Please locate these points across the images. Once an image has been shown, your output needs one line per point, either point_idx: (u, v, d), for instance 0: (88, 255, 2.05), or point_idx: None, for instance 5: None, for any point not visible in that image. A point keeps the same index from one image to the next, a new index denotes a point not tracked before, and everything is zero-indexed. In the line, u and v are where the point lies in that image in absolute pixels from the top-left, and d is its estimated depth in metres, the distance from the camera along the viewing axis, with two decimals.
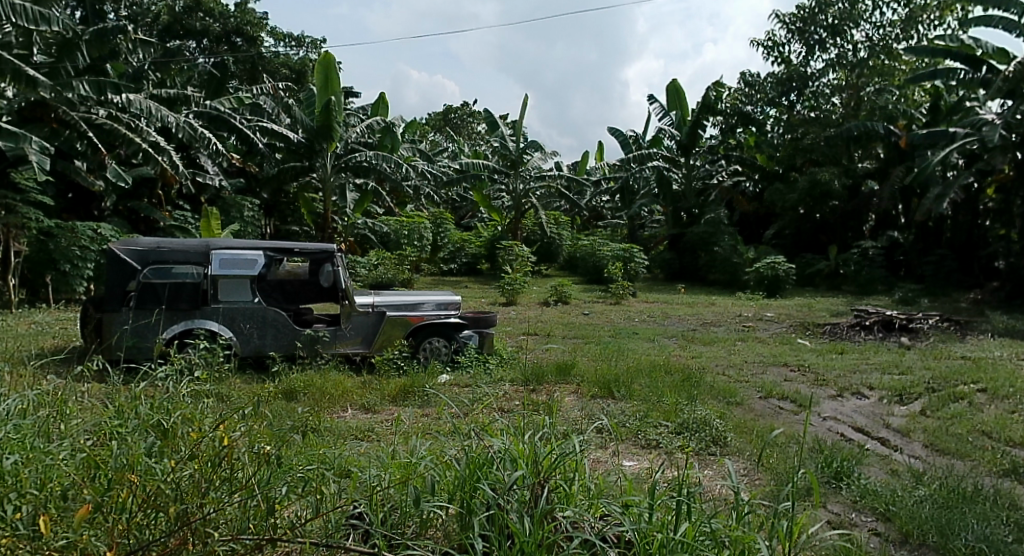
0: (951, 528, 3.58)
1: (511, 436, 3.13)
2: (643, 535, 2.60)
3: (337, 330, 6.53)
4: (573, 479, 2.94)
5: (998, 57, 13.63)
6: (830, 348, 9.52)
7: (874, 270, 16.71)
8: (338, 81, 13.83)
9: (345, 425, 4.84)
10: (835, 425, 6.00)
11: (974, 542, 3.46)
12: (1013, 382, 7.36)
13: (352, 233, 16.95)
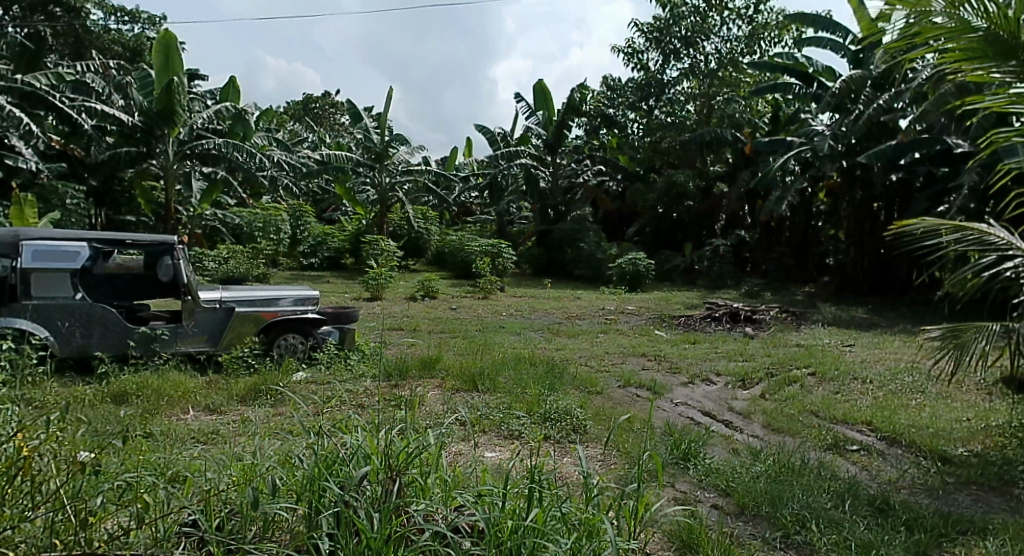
0: (781, 498, 3.56)
1: (363, 430, 2.88)
2: (493, 524, 2.42)
3: (177, 327, 6.03)
4: (430, 472, 2.73)
5: (826, 74, 14.52)
6: (684, 338, 9.94)
7: (724, 266, 17.69)
8: (180, 63, 12.95)
9: (185, 428, 4.46)
10: (685, 410, 6.19)
11: (800, 510, 3.45)
12: (837, 365, 7.98)
13: (198, 225, 15.98)
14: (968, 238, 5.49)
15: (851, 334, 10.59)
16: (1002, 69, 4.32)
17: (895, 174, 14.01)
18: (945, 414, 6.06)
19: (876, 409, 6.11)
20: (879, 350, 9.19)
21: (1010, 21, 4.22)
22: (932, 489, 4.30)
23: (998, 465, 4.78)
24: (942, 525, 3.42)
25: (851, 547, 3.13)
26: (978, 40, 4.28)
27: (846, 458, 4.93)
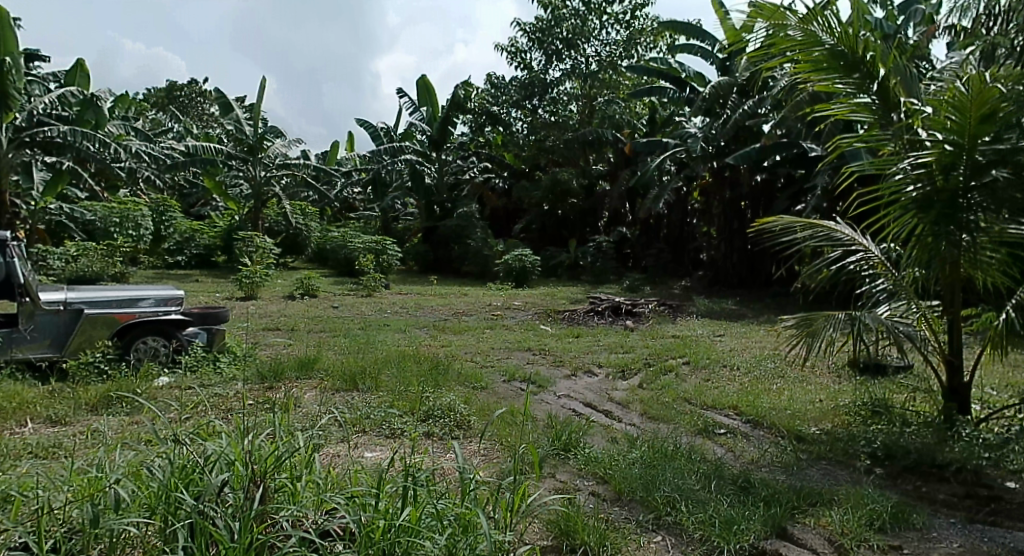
0: (654, 482, 3.71)
1: (227, 436, 2.76)
2: (365, 526, 2.39)
3: (12, 332, 5.59)
4: (300, 476, 2.65)
5: (697, 80, 15.21)
6: (568, 332, 10.17)
7: (607, 262, 18.23)
8: (14, 42, 11.78)
9: (23, 443, 4.12)
10: (567, 402, 6.33)
11: (670, 493, 3.60)
12: (709, 354, 8.42)
13: (42, 218, 14.83)
14: (819, 234, 5.94)
15: (722, 325, 11.16)
16: (845, 79, 5.33)
17: (759, 175, 14.92)
18: (802, 396, 6.51)
19: (742, 394, 6.48)
20: (745, 339, 9.76)
21: (851, 39, 5.25)
22: (790, 466, 4.61)
23: (845, 442, 5.20)
24: (797, 498, 3.69)
25: (716, 524, 3.30)
26: (824, 52, 5.27)
27: (715, 441, 5.20)
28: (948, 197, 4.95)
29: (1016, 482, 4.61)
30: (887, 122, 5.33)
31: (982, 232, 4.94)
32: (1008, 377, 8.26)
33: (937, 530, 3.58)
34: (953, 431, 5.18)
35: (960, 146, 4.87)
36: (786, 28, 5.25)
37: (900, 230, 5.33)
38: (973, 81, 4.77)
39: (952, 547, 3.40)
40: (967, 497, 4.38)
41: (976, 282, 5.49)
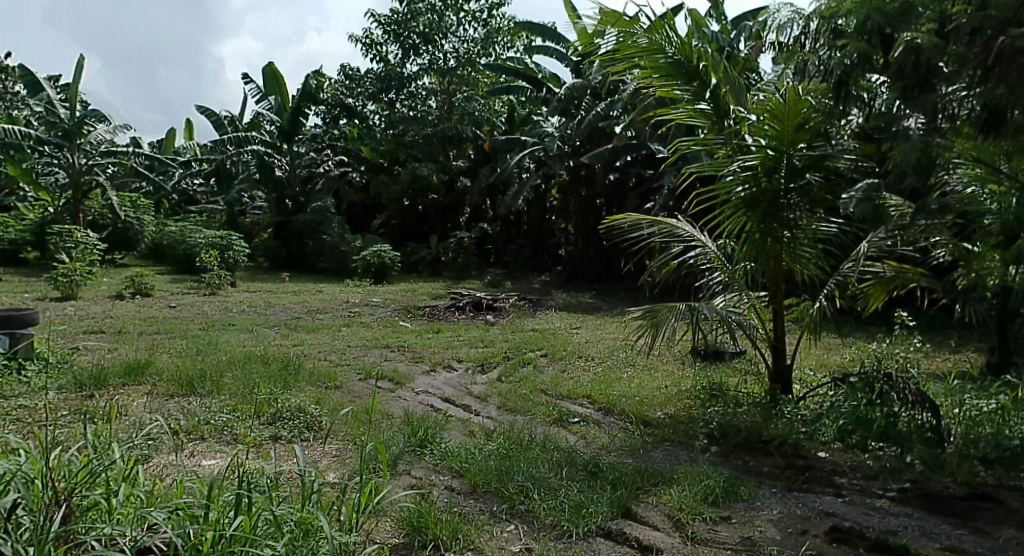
0: (507, 472, 3.75)
1: (27, 453, 2.50)
2: (191, 538, 2.24)
3: None
4: (116, 491, 2.45)
5: (553, 80, 15.52)
6: (427, 328, 10.10)
7: (468, 258, 18.30)
8: None
9: None
10: (426, 398, 6.27)
11: (524, 482, 3.65)
12: (565, 346, 8.64)
13: None
14: (663, 231, 6.22)
15: (579, 317, 11.50)
16: (681, 87, 5.71)
17: (611, 174, 15.45)
18: (649, 383, 6.83)
19: (595, 383, 6.69)
20: (598, 331, 10.10)
21: (686, 49, 5.63)
22: (637, 449, 4.81)
23: (685, 423, 5.52)
24: (640, 478, 3.85)
25: (565, 509, 3.39)
26: (665, 61, 5.62)
27: (568, 429, 5.33)
28: (770, 198, 5.55)
29: (828, 452, 5.07)
30: (719, 127, 5.76)
31: (799, 231, 5.68)
32: (824, 359, 9.16)
33: (762, 499, 3.87)
34: (775, 409, 5.74)
35: (779, 151, 5.45)
36: (635, 36, 5.53)
37: (731, 227, 5.88)
38: (789, 92, 5.34)
39: (774, 513, 3.68)
40: (787, 468, 4.75)
41: (796, 274, 6.01)
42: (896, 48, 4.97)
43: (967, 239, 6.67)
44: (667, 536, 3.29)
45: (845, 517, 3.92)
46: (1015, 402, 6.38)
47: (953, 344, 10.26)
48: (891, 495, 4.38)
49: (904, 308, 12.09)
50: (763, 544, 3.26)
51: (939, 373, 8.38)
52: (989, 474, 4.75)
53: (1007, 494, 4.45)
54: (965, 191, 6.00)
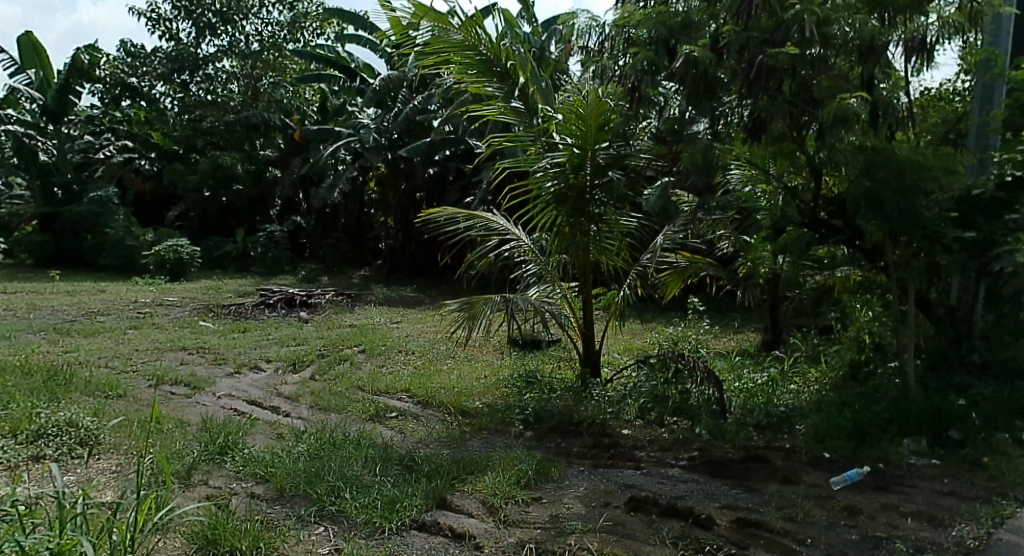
0: (317, 473, 3.68)
1: None
2: None
3: None
4: None
5: (366, 71, 15.44)
6: (233, 327, 9.59)
7: (280, 252, 17.58)
8: None
9: None
10: (229, 402, 5.96)
11: (335, 482, 3.60)
12: (384, 341, 8.59)
13: None
14: (479, 225, 6.39)
15: (398, 311, 11.44)
16: (493, 84, 5.85)
17: (430, 169, 15.50)
18: (468, 374, 6.98)
19: (414, 377, 6.71)
20: (417, 324, 10.13)
21: (496, 48, 5.81)
22: (453, 440, 4.89)
23: (502, 411, 5.71)
24: (453, 469, 3.92)
25: (378, 506, 3.38)
26: (474, 57, 5.75)
27: (385, 424, 5.31)
28: (577, 194, 5.85)
29: (631, 429, 5.49)
30: (528, 124, 5.98)
31: (604, 224, 6.05)
32: (628, 344, 9.87)
33: (570, 478, 4.10)
34: (585, 392, 6.11)
35: (583, 150, 5.76)
36: (449, 32, 5.63)
37: (543, 221, 6.16)
38: (591, 94, 5.65)
39: (580, 490, 3.91)
40: (594, 446, 5.06)
41: (601, 265, 6.40)
42: (680, 59, 5.56)
43: (746, 231, 7.46)
44: (480, 522, 3.38)
45: (642, 487, 4.25)
46: (785, 374, 7.27)
47: (737, 325, 11.44)
48: (682, 464, 4.81)
49: (696, 294, 13.29)
50: (568, 521, 3.45)
51: (725, 352, 9.32)
52: (762, 439, 5.38)
53: (774, 455, 5.08)
54: (743, 190, 6.65)
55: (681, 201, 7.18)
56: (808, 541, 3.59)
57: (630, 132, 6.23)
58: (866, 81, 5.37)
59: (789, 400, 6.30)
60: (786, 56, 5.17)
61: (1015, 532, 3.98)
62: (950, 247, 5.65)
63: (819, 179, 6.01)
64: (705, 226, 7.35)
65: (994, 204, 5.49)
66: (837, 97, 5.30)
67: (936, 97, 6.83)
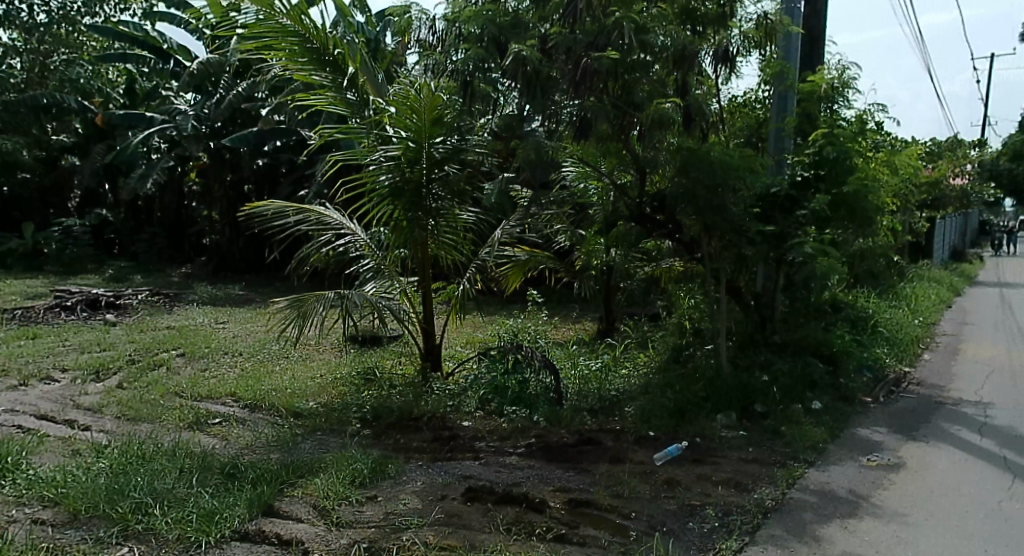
0: (120, 491, 3.39)
1: None
2: None
3: None
4: None
5: (182, 52, 14.32)
6: (21, 334, 8.62)
7: (82, 249, 16.07)
8: None
9: None
10: (14, 418, 5.33)
11: (142, 498, 3.34)
12: (207, 343, 8.09)
13: None
14: (311, 219, 6.25)
15: (223, 311, 10.81)
16: (322, 74, 5.70)
17: (260, 160, 14.83)
18: (302, 374, 6.74)
19: (241, 380, 6.37)
20: (245, 324, 9.63)
21: (323, 36, 5.62)
22: (284, 443, 4.69)
23: (338, 411, 5.56)
24: (281, 475, 3.78)
25: (192, 520, 3.16)
26: (298, 43, 5.52)
27: (206, 432, 4.99)
28: (413, 186, 5.80)
29: (471, 420, 5.52)
30: (359, 116, 5.89)
31: (442, 218, 6.02)
32: (469, 336, 9.96)
33: (406, 473, 4.07)
34: (425, 386, 6.09)
35: (418, 143, 5.68)
36: (272, 16, 5.36)
37: (380, 215, 6.08)
38: (423, 87, 5.56)
39: (417, 485, 3.87)
40: (434, 440, 5.04)
41: (440, 260, 6.42)
42: (508, 57, 5.88)
43: (582, 227, 7.61)
44: (310, 526, 3.26)
45: (479, 477, 4.28)
46: (617, 360, 7.65)
47: (575, 316, 11.87)
48: (519, 451, 4.90)
49: (535, 287, 13.66)
50: (402, 517, 3.40)
51: (562, 342, 9.63)
52: (594, 422, 5.63)
53: (605, 436, 5.33)
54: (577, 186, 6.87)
55: (518, 194, 7.36)
56: (632, 515, 3.81)
57: (466, 127, 6.13)
58: (681, 87, 6.00)
59: (619, 385, 6.63)
60: (609, 60, 5.60)
61: (804, 491, 4.51)
62: (754, 238, 6.21)
63: (644, 177, 6.31)
64: (542, 220, 7.44)
65: (787, 201, 6.52)
66: (654, 101, 5.78)
67: (740, 103, 7.68)
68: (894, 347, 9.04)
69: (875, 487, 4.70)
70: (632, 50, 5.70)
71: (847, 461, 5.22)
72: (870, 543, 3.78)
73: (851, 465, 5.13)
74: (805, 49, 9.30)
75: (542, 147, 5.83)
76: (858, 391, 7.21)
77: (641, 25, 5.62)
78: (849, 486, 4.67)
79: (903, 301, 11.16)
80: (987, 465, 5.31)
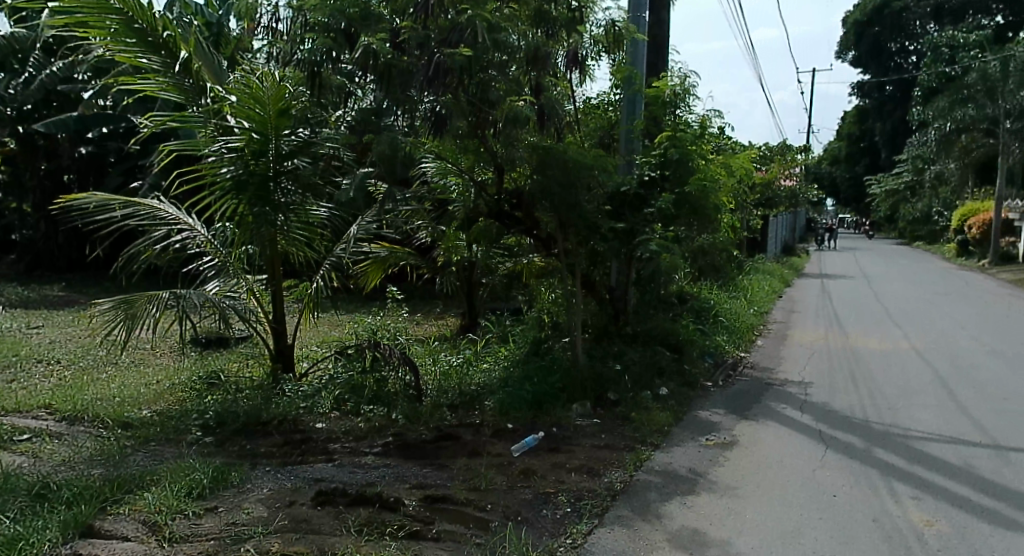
0: None
1: None
2: None
3: None
4: None
5: None
6: None
7: None
8: None
9: None
10: None
11: None
12: (19, 351, 7.37)
13: None
14: (141, 213, 5.89)
15: (40, 315, 9.88)
16: (149, 57, 5.59)
17: (82, 148, 13.75)
18: (133, 382, 6.33)
19: (58, 391, 5.90)
20: (66, 329, 8.82)
21: (148, 16, 5.55)
22: (110, 457, 4.39)
23: (176, 418, 5.29)
24: (104, 492, 3.66)
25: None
26: (119, 21, 5.40)
27: (12, 450, 4.54)
28: (259, 180, 5.57)
29: (326, 421, 5.44)
30: (196, 104, 5.71)
31: (293, 213, 5.86)
32: (322, 335, 9.74)
33: (250, 481, 4.10)
34: (277, 389, 5.89)
35: (265, 135, 5.54)
36: None
37: (221, 210, 5.79)
38: (269, 77, 5.49)
39: (262, 492, 3.90)
40: (284, 444, 4.91)
41: (291, 257, 6.31)
42: (358, 50, 5.51)
43: (443, 222, 7.61)
44: (139, 544, 3.18)
45: (331, 479, 4.22)
46: (478, 354, 7.77)
47: (436, 312, 11.93)
48: (376, 450, 4.87)
49: (395, 284, 13.57)
50: (245, 527, 3.37)
51: (424, 338, 9.66)
52: (454, 418, 5.70)
53: (464, 430, 5.42)
54: (438, 182, 6.96)
55: (375, 190, 7.00)
56: (488, 507, 3.93)
57: (315, 119, 6.02)
58: (535, 87, 6.15)
59: (478, 379, 6.74)
60: (462, 57, 5.46)
61: (649, 472, 4.83)
62: (606, 234, 6.57)
63: (502, 175, 6.47)
64: (402, 216, 7.52)
65: (636, 200, 6.90)
66: (509, 100, 5.80)
67: (594, 105, 8.07)
68: (732, 334, 9.80)
69: (711, 464, 5.12)
70: (485, 50, 5.59)
71: (688, 441, 5.64)
72: (704, 516, 4.12)
73: (692, 444, 5.55)
74: (650, 56, 9.86)
75: (396, 142, 5.44)
76: (700, 375, 7.77)
77: (494, 23, 5.63)
78: (688, 464, 5.06)
79: (740, 292, 12.15)
80: (806, 438, 5.92)
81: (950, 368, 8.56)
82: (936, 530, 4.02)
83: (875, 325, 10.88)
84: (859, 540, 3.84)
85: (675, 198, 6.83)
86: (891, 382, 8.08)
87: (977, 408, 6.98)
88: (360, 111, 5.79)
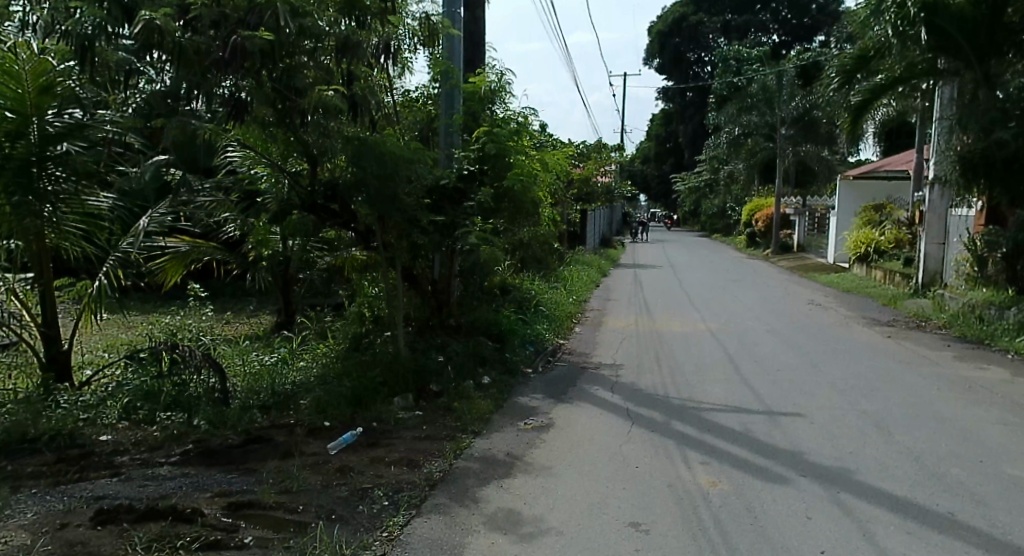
0: None
1: None
2: None
3: None
4: None
5: None
6: None
7: None
8: None
9: None
10: None
11: None
12: None
13: None
14: None
15: None
16: None
17: None
18: None
19: None
20: None
21: None
22: None
23: None
24: None
25: None
26: None
27: None
28: (19, 165, 4.96)
29: (112, 433, 5.00)
30: None
31: (64, 202, 5.25)
32: (109, 339, 8.91)
33: (11, 507, 3.67)
34: (48, 401, 5.26)
35: (20, 114, 4.95)
36: None
37: None
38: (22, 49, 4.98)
39: (25, 518, 3.52)
40: (58, 462, 4.45)
41: (65, 252, 5.62)
42: (137, 26, 4.82)
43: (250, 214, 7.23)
44: None
45: (116, 496, 3.88)
46: (294, 352, 7.49)
47: (249, 310, 11.30)
48: (173, 460, 4.56)
49: (198, 280, 12.67)
50: None
51: (234, 337, 9.14)
52: (266, 419, 5.49)
53: (276, 432, 5.22)
54: (246, 172, 6.64)
55: (172, 177, 6.43)
56: (299, 509, 3.85)
57: (94, 97, 5.62)
58: (348, 77, 5.89)
59: (291, 377, 6.51)
60: (261, 41, 5.06)
61: (469, 459, 4.98)
62: (423, 227, 6.60)
63: (314, 166, 6.25)
64: (203, 206, 7.17)
65: (456, 193, 7.02)
66: (315, 88, 5.58)
67: (413, 99, 8.08)
68: (551, 323, 10.27)
69: (528, 446, 5.38)
70: (292, 34, 5.31)
71: (507, 426, 5.88)
72: (521, 497, 4.33)
73: (510, 430, 5.78)
74: (467, 52, 9.99)
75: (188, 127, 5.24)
76: (520, 363, 8.05)
77: (299, 6, 5.31)
78: (506, 449, 5.28)
79: (560, 282, 12.78)
80: (618, 417, 6.38)
81: (736, 347, 9.61)
82: (719, 490, 4.53)
83: (676, 310, 11.94)
84: (657, 506, 4.22)
85: (494, 192, 7.01)
86: (688, 360, 8.92)
87: (758, 381, 7.91)
88: (151, 94, 5.28)
